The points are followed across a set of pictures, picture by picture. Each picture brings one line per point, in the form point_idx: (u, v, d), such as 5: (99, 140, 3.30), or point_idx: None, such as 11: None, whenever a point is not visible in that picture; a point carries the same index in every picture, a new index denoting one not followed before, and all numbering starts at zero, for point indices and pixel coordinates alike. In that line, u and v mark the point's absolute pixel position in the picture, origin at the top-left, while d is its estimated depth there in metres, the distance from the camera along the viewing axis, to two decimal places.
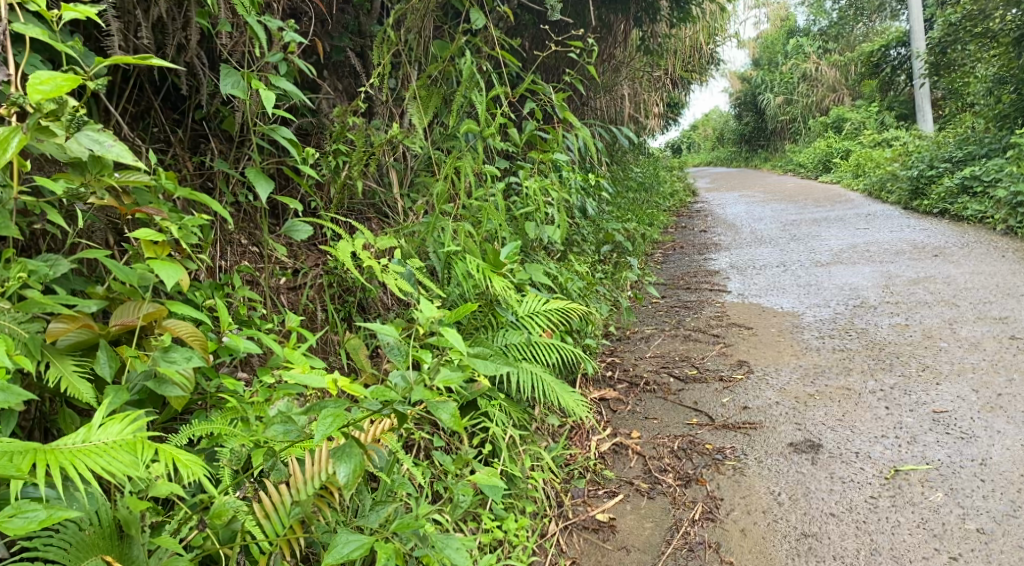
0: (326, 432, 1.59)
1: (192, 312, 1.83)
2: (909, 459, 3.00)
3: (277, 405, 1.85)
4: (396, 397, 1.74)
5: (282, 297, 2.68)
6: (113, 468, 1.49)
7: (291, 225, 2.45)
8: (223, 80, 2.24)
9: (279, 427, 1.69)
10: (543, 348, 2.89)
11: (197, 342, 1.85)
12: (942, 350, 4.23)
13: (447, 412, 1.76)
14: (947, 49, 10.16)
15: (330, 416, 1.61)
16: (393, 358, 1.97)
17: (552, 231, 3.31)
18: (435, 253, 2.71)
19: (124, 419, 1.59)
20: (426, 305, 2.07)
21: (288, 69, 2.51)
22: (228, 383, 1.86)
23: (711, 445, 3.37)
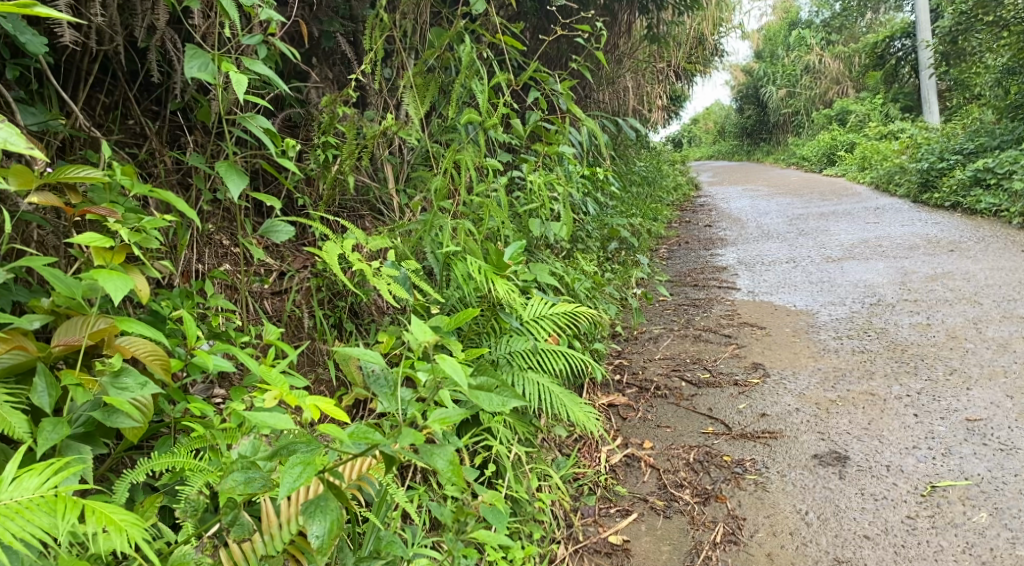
0: (292, 486, 1.40)
1: (148, 330, 1.62)
2: (946, 473, 2.80)
3: (243, 443, 1.64)
4: (381, 438, 1.53)
5: (265, 303, 2.46)
6: (25, 535, 1.33)
7: (270, 226, 2.15)
8: (188, 62, 1.93)
9: (239, 476, 1.48)
10: (550, 357, 2.67)
11: (157, 362, 1.66)
12: (969, 352, 4.00)
13: (444, 458, 1.58)
14: (957, 38, 9.88)
15: (299, 465, 1.44)
16: (377, 392, 1.77)
17: (559, 228, 3.09)
18: (433, 254, 2.47)
19: (44, 470, 1.42)
20: (419, 328, 1.80)
21: (267, 53, 2.24)
22: (194, 408, 1.67)
23: (729, 457, 3.15)
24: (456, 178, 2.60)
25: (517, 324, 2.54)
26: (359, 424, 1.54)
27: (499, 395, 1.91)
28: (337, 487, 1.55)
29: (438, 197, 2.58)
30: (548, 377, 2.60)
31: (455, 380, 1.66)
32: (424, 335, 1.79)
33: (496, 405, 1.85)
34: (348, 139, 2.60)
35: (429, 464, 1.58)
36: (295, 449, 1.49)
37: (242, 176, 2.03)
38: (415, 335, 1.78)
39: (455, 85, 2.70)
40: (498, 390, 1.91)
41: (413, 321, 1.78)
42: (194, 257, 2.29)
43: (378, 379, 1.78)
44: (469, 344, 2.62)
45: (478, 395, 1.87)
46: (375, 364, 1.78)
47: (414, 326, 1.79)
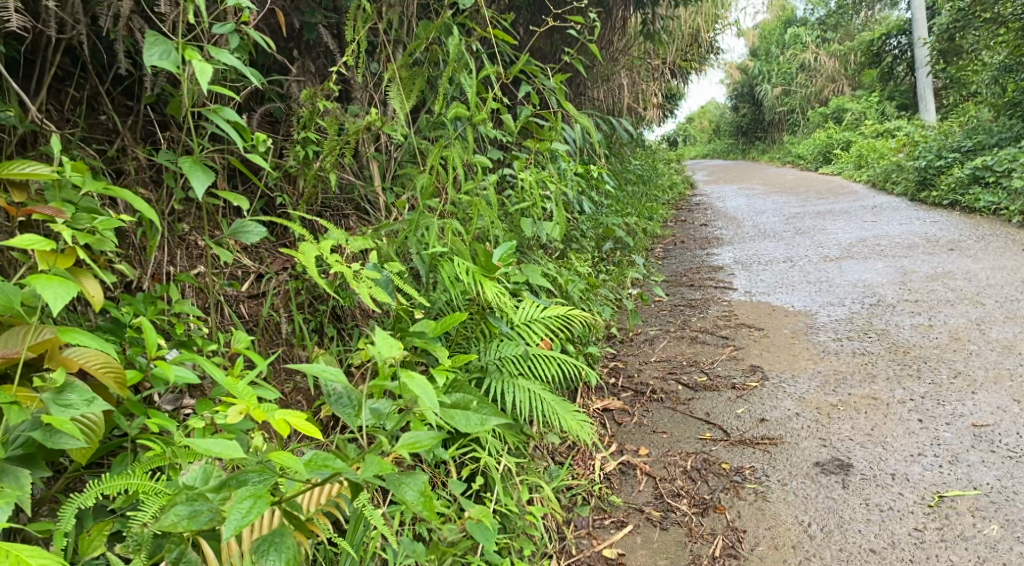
0: (240, 523, 1.34)
1: (95, 341, 1.52)
2: (953, 482, 2.71)
3: (194, 468, 1.54)
4: (344, 466, 1.44)
5: (242, 308, 2.36)
6: None
7: (240, 228, 2.04)
8: (149, 51, 1.80)
9: (184, 509, 1.39)
10: (543, 363, 2.55)
11: (111, 375, 1.56)
12: (973, 354, 3.90)
13: (414, 489, 1.50)
14: (956, 36, 9.84)
15: (249, 498, 1.37)
16: (341, 413, 1.64)
17: (552, 228, 2.97)
18: (419, 256, 2.34)
19: None
20: (386, 345, 1.72)
21: (242, 43, 2.12)
22: (152, 424, 1.58)
23: (728, 464, 3.05)
24: (445, 175, 2.47)
25: (506, 330, 2.41)
26: (317, 452, 1.46)
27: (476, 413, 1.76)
28: (294, 520, 1.48)
29: (424, 195, 2.44)
30: (540, 384, 2.49)
31: (428, 404, 1.56)
32: (391, 351, 1.71)
33: (472, 424, 1.71)
34: (330, 134, 2.52)
35: (397, 494, 1.49)
36: (246, 478, 1.42)
37: (207, 172, 1.90)
38: (383, 352, 1.70)
39: (443, 78, 2.59)
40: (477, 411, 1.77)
41: (381, 336, 1.71)
42: (164, 259, 2.19)
43: (342, 400, 1.66)
44: (458, 350, 2.51)
45: (452, 415, 1.73)
46: (337, 383, 1.65)
47: (381, 342, 1.71)
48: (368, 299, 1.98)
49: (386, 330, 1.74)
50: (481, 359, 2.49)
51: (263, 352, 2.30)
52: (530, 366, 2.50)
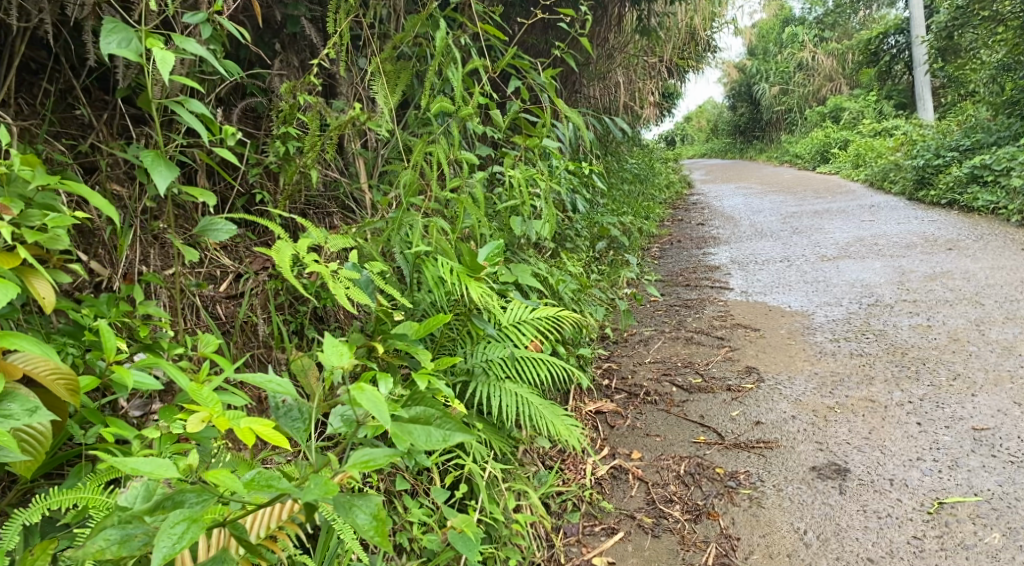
0: (170, 550, 1.29)
1: (39, 347, 1.45)
2: (953, 488, 2.64)
3: (133, 487, 1.48)
4: (288, 487, 1.37)
5: (219, 308, 2.29)
6: None
7: (208, 225, 1.92)
8: (108, 39, 1.73)
9: (114, 533, 1.34)
10: (531, 366, 2.48)
11: (61, 383, 1.49)
12: (973, 355, 3.83)
13: (365, 512, 1.42)
14: (953, 34, 9.63)
15: (181, 523, 1.32)
16: (289, 426, 1.60)
17: (541, 226, 2.89)
18: (402, 254, 2.26)
19: None
20: (335, 355, 1.63)
21: (216, 33, 2.05)
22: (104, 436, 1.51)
23: (722, 469, 2.97)
24: (430, 172, 2.40)
25: (492, 333, 2.33)
26: (259, 472, 1.40)
27: (438, 427, 1.63)
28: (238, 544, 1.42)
29: (408, 192, 2.36)
30: (528, 387, 2.42)
31: (375, 419, 1.46)
32: (340, 361, 1.62)
33: (432, 439, 1.59)
34: (311, 129, 2.45)
35: (348, 518, 1.41)
36: (182, 500, 1.36)
37: (169, 168, 1.79)
38: (330, 363, 1.60)
39: (428, 72, 2.52)
40: (440, 424, 1.64)
41: (327, 347, 1.61)
42: (136, 258, 2.12)
43: (290, 412, 1.61)
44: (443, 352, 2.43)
45: (411, 429, 1.62)
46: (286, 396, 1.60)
47: (329, 354, 1.62)
48: (346, 300, 1.90)
49: (335, 338, 1.65)
50: (467, 361, 2.41)
51: (240, 354, 2.22)
52: (518, 369, 2.42)
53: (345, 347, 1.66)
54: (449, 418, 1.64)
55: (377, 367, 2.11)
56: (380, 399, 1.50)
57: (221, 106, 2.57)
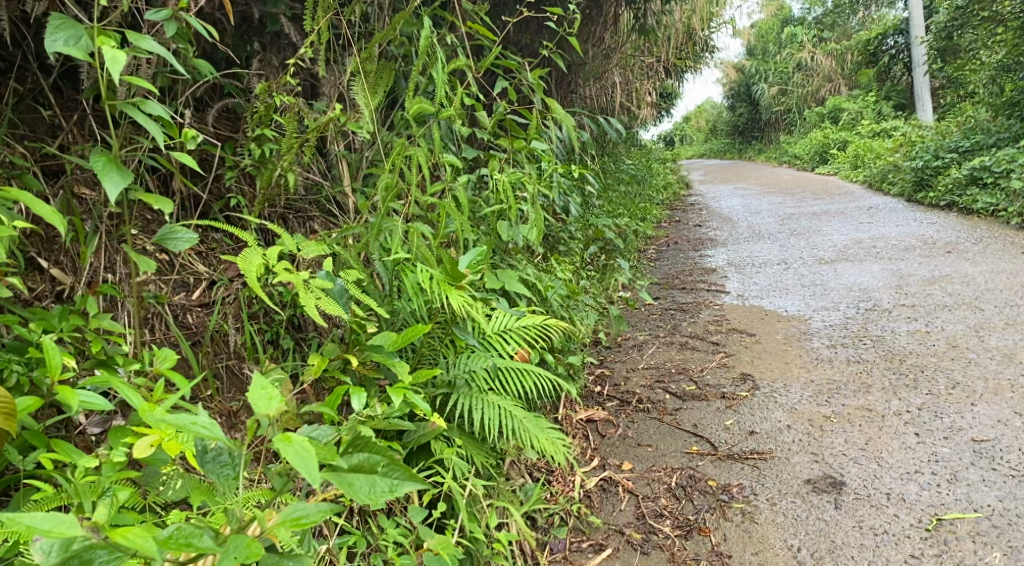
0: None
1: None
2: (952, 503, 2.58)
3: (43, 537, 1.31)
4: (209, 546, 1.32)
5: (190, 317, 2.20)
6: None
7: (169, 233, 1.84)
8: (55, 36, 1.65)
9: None
10: (517, 377, 2.39)
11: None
12: (972, 363, 3.75)
13: None
14: (953, 34, 9.52)
15: None
16: (216, 476, 1.45)
17: (528, 231, 2.80)
18: (380, 262, 2.17)
19: None
20: (264, 399, 1.49)
21: (183, 32, 1.97)
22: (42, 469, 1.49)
23: (715, 481, 2.89)
24: (410, 176, 2.31)
25: (474, 344, 2.24)
26: (177, 528, 1.33)
27: (384, 476, 1.52)
28: None
29: (387, 197, 2.27)
30: (512, 399, 2.33)
31: (303, 477, 1.35)
32: (269, 407, 1.49)
33: (376, 489, 1.47)
34: (289, 131, 2.37)
35: None
36: (93, 557, 1.28)
37: (123, 174, 1.70)
38: (258, 410, 1.48)
39: (411, 72, 2.43)
40: (385, 472, 1.52)
41: (254, 392, 1.47)
42: (100, 265, 2.02)
43: (219, 457, 1.46)
44: (423, 364, 2.34)
45: (352, 480, 1.49)
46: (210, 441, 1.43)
47: (256, 398, 1.48)
48: (316, 312, 1.83)
49: (265, 380, 1.51)
50: (448, 373, 2.32)
51: (210, 364, 2.13)
52: (501, 381, 2.33)
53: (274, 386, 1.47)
54: (397, 466, 1.53)
55: (352, 380, 2.02)
56: (309, 451, 1.40)
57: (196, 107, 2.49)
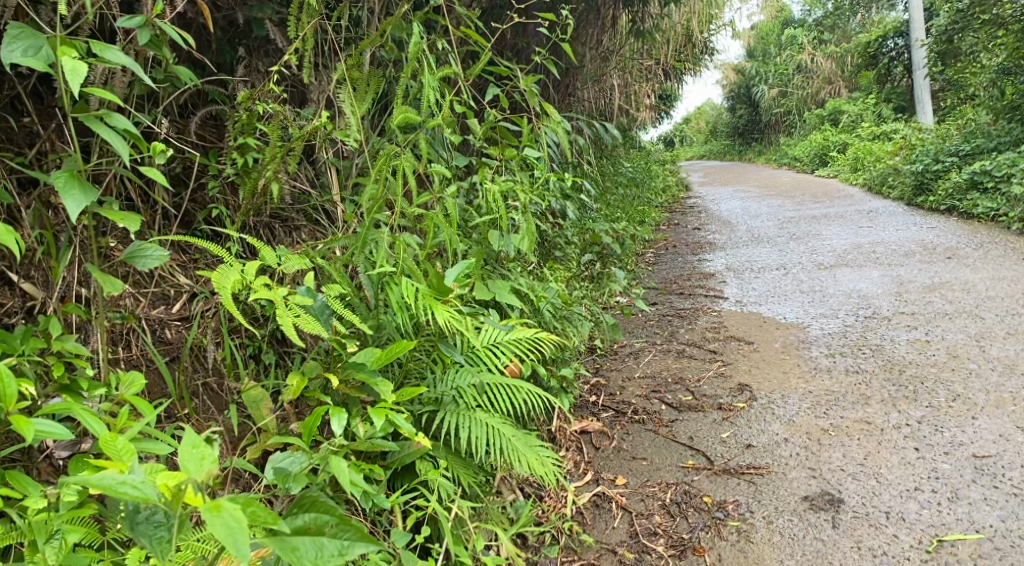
0: None
1: None
2: (953, 523, 2.53)
3: None
4: None
5: (169, 333, 2.14)
6: None
7: (137, 250, 1.81)
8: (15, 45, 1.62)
9: None
10: (506, 393, 2.32)
11: None
12: (973, 374, 3.68)
13: None
14: (954, 37, 9.35)
15: None
16: (147, 542, 1.35)
17: (519, 242, 2.74)
18: (365, 275, 2.11)
19: None
20: (194, 461, 1.32)
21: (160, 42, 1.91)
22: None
23: (710, 498, 2.83)
24: (396, 186, 2.23)
25: (461, 361, 2.18)
26: None
27: (333, 539, 1.46)
28: None
29: (373, 208, 2.19)
30: (500, 417, 2.26)
31: (230, 554, 1.25)
32: (199, 470, 1.32)
33: (322, 556, 1.43)
34: (272, 140, 2.30)
35: None
36: None
37: (84, 191, 1.68)
38: (187, 473, 1.31)
39: (399, 80, 2.37)
40: (332, 534, 1.47)
41: (183, 454, 1.31)
42: (74, 280, 1.93)
43: (153, 517, 1.37)
44: (410, 379, 2.28)
45: (298, 544, 1.44)
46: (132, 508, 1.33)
47: (186, 460, 1.31)
48: (294, 330, 1.77)
49: (197, 437, 1.35)
50: (435, 389, 2.25)
51: (188, 381, 2.07)
52: (490, 398, 2.26)
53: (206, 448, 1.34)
54: (348, 527, 1.48)
55: (334, 400, 1.96)
56: (240, 521, 1.29)
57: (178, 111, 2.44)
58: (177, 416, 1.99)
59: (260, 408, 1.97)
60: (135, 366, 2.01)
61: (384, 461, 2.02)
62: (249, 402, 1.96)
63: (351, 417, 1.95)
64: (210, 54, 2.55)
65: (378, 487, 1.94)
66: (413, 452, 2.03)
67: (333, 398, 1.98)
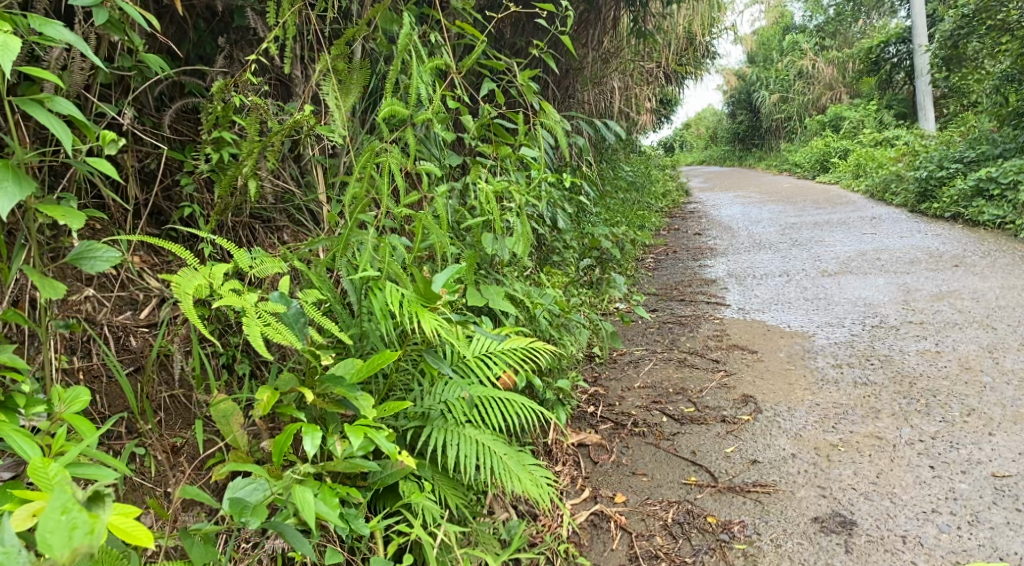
0: None
1: None
2: (975, 550, 2.40)
3: None
4: None
5: (133, 341, 1.98)
6: None
7: (86, 251, 1.67)
8: None
9: None
10: (498, 407, 2.16)
11: None
12: (987, 387, 3.53)
13: None
14: (959, 43, 9.07)
15: None
16: None
17: (515, 246, 2.59)
18: (346, 280, 1.96)
19: None
20: (63, 533, 1.26)
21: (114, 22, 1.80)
22: None
23: (715, 518, 2.69)
24: (380, 185, 2.04)
25: (450, 376, 2.01)
26: None
27: None
28: None
29: (355, 207, 2.01)
30: (491, 434, 2.10)
31: None
32: (66, 544, 1.25)
33: None
34: (250, 135, 2.16)
35: None
36: None
37: (21, 184, 1.56)
38: (53, 548, 1.25)
39: (388, 73, 2.22)
40: None
41: (46, 529, 1.24)
42: (27, 283, 1.79)
43: None
44: (396, 391, 2.12)
45: None
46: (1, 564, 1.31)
47: (54, 533, 1.25)
48: (263, 342, 1.62)
49: (65, 504, 1.26)
50: (422, 403, 2.09)
51: (153, 394, 1.91)
52: (481, 413, 2.10)
53: (84, 517, 1.28)
54: None
55: (310, 416, 1.81)
56: None
57: (164, 102, 2.33)
58: (139, 431, 1.85)
59: (229, 423, 1.82)
60: (94, 377, 1.86)
61: (364, 482, 1.87)
62: (217, 416, 1.81)
63: (327, 434, 1.79)
64: (189, 46, 2.41)
65: (356, 511, 1.79)
66: (396, 472, 1.87)
67: (309, 412, 1.83)
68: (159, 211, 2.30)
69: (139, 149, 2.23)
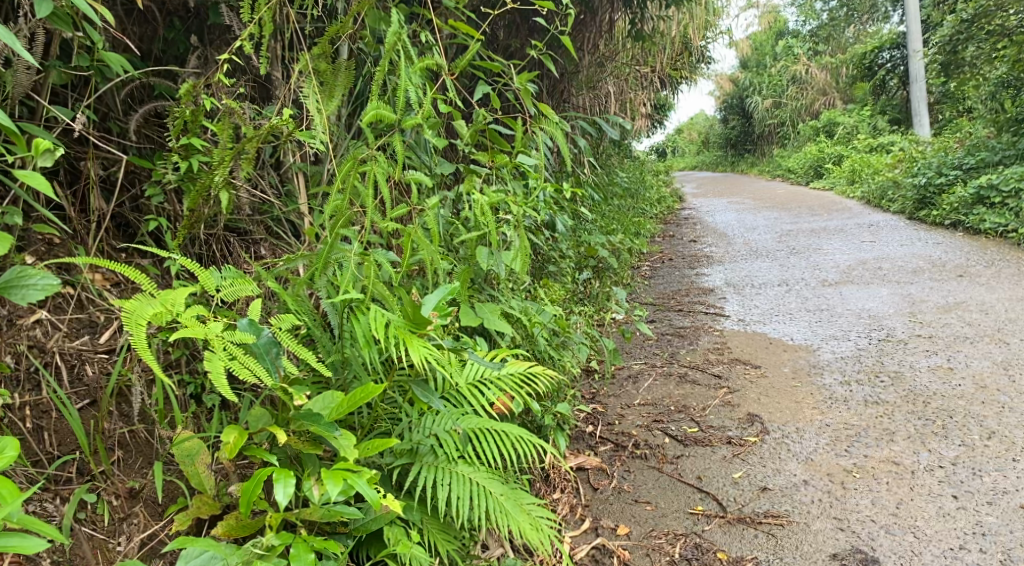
0: None
1: None
2: None
3: None
4: None
5: (89, 370, 1.78)
6: None
7: (17, 279, 1.54)
8: None
9: None
10: (493, 441, 1.97)
11: None
12: (1005, 408, 3.36)
13: None
14: (958, 48, 8.59)
15: None
16: None
17: (511, 261, 2.40)
18: (326, 302, 1.76)
19: None
20: None
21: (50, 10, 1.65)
22: None
23: (726, 554, 2.56)
24: (366, 196, 1.84)
25: (441, 409, 1.82)
26: None
27: None
28: None
29: (336, 222, 1.81)
30: (486, 471, 1.91)
31: None
32: None
33: None
34: (221, 141, 1.96)
35: None
36: None
37: None
38: None
39: (378, 76, 2.03)
40: None
41: None
42: None
43: None
44: (381, 424, 1.93)
45: None
46: None
47: None
48: (226, 380, 1.42)
49: None
50: (410, 437, 1.90)
51: (110, 431, 1.72)
52: (473, 448, 1.91)
53: None
54: None
55: (284, 457, 1.61)
56: None
57: (132, 102, 2.17)
58: (92, 473, 1.67)
59: (194, 464, 1.62)
60: (42, 413, 1.66)
61: (345, 529, 1.67)
62: (181, 456, 1.61)
63: (303, 477, 1.60)
64: (160, 44, 2.25)
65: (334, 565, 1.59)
66: (379, 517, 1.69)
67: (283, 451, 1.64)
68: (124, 224, 2.12)
69: (104, 156, 2.07)
